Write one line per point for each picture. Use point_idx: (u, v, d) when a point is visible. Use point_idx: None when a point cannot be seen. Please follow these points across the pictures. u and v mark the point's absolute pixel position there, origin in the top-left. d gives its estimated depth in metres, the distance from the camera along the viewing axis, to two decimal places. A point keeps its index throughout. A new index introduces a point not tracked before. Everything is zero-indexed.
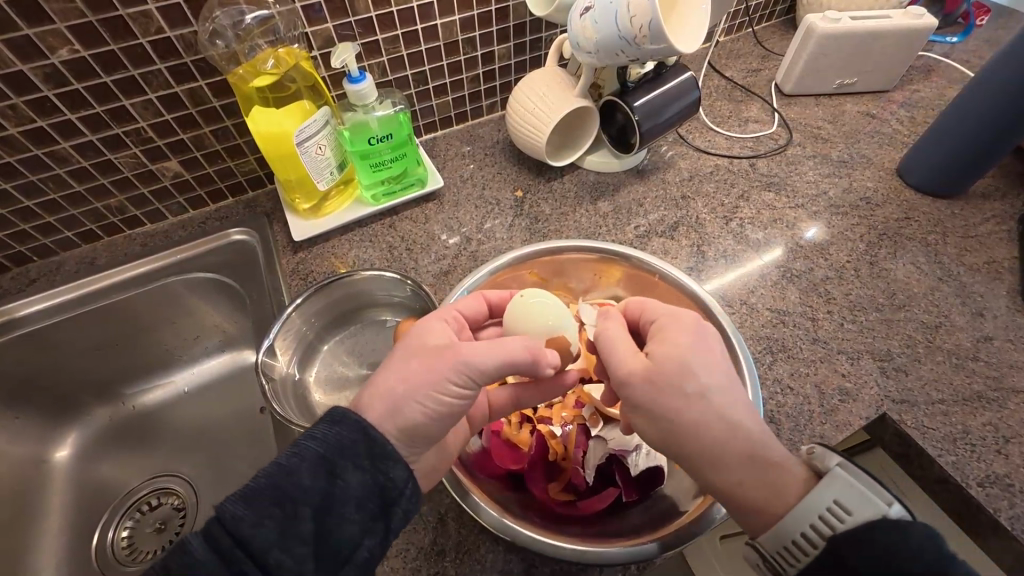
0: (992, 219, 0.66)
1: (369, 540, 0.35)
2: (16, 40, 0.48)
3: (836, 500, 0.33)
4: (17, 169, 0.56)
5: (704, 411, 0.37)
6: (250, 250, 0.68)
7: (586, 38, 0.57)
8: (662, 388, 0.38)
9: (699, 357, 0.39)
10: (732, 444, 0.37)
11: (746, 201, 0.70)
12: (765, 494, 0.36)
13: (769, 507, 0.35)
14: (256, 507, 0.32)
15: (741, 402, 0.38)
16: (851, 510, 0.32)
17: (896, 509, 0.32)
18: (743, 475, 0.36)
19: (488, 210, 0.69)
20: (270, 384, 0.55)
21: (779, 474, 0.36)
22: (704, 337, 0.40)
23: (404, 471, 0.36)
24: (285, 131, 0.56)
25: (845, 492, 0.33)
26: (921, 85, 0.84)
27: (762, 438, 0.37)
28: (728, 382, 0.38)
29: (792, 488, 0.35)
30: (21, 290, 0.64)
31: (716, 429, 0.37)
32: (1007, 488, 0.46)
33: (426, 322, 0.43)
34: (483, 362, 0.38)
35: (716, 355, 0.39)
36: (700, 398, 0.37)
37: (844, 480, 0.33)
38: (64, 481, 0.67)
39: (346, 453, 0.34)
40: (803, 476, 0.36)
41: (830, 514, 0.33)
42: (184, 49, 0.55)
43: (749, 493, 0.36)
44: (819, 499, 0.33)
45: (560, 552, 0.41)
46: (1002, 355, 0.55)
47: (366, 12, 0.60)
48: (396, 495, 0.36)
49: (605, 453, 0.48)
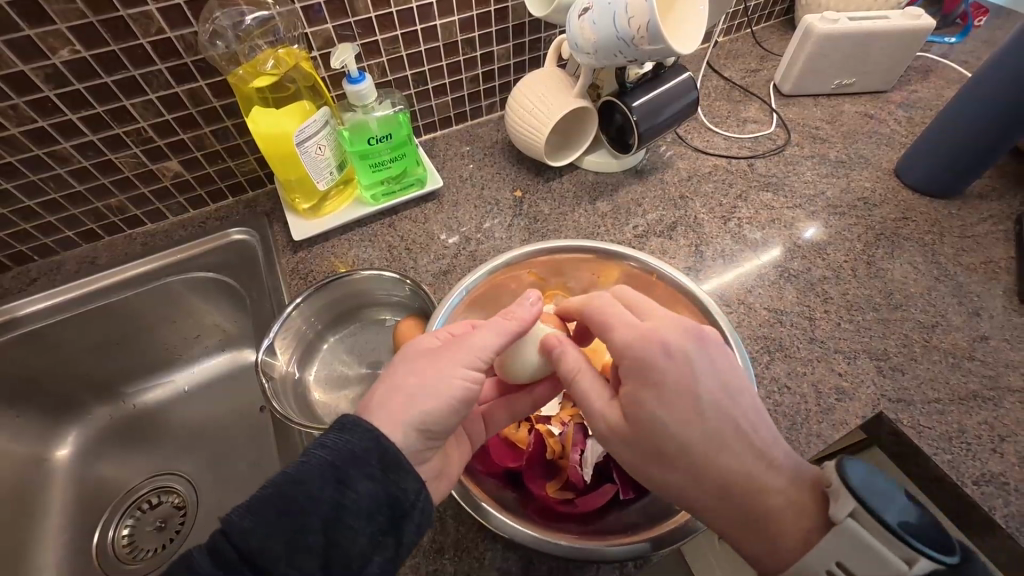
0: (989, 220, 0.66)
1: (380, 556, 0.34)
2: (18, 41, 0.48)
3: (839, 561, 0.32)
4: (19, 169, 0.56)
5: (682, 471, 0.37)
6: (249, 249, 0.68)
7: (586, 39, 0.57)
8: (637, 451, 0.39)
9: (665, 407, 0.37)
10: (721, 499, 0.36)
11: (744, 201, 0.70)
12: (764, 546, 0.35)
13: (768, 561, 0.35)
14: (260, 518, 0.32)
15: (725, 448, 0.36)
16: (856, 570, 0.31)
17: (918, 567, 0.29)
18: (737, 529, 0.36)
19: (487, 211, 0.70)
20: (269, 383, 0.55)
21: (779, 528, 0.35)
22: (667, 378, 0.37)
23: (415, 482, 0.36)
24: (285, 132, 0.56)
25: (848, 553, 0.31)
26: (919, 85, 0.84)
27: (753, 487, 0.36)
28: (709, 432, 0.36)
29: (792, 543, 0.34)
30: (22, 289, 0.64)
31: (698, 485, 0.37)
32: (1003, 486, 0.47)
33: (418, 339, 0.43)
34: (485, 342, 0.41)
35: (687, 398, 0.37)
36: (677, 460, 0.37)
37: (850, 536, 0.31)
38: (63, 480, 0.67)
39: (356, 462, 0.34)
40: (805, 527, 0.34)
41: (834, 572, 0.32)
42: (184, 50, 0.55)
43: (750, 546, 0.36)
44: (821, 558, 0.33)
45: (556, 549, 0.41)
46: (998, 355, 0.55)
47: (366, 12, 0.60)
48: (407, 507, 0.35)
49: (603, 451, 0.47)
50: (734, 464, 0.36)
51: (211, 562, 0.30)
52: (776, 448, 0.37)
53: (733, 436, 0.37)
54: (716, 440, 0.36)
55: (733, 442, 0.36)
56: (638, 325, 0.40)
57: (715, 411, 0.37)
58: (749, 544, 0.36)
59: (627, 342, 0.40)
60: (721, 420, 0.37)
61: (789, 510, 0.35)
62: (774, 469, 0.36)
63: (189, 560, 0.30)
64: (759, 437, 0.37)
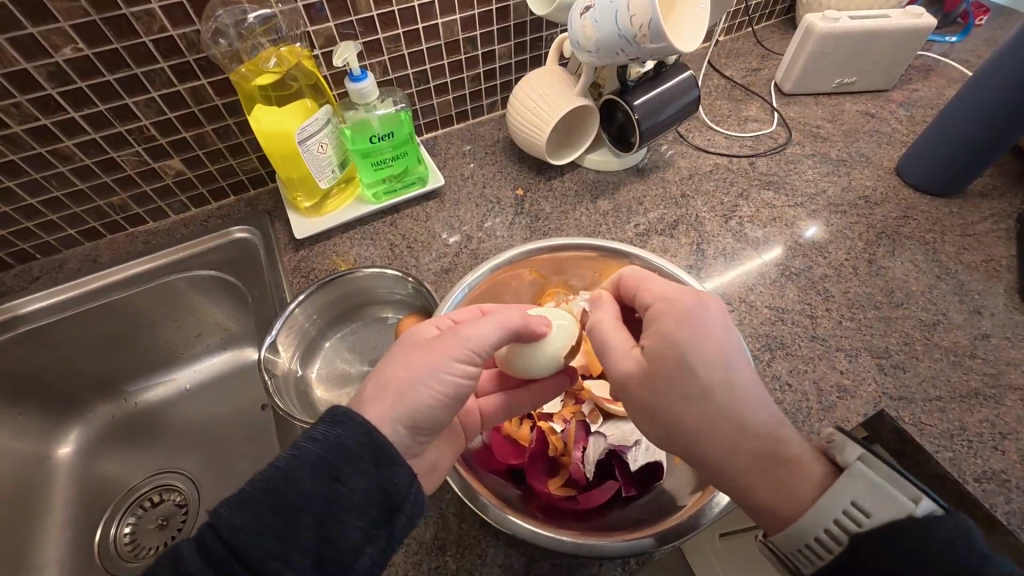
0: (991, 218, 0.66)
1: (371, 547, 0.34)
2: (20, 40, 0.48)
3: (854, 502, 0.31)
4: (20, 167, 0.56)
5: (704, 412, 0.36)
6: (251, 247, 0.68)
7: (587, 37, 0.57)
8: (660, 391, 0.38)
9: (696, 348, 0.37)
10: (738, 443, 0.36)
11: (745, 200, 0.71)
12: (776, 494, 0.34)
13: (781, 508, 0.34)
14: (253, 515, 0.31)
15: (744, 396, 0.36)
16: (871, 510, 0.31)
17: (923, 505, 0.30)
18: (752, 476, 0.35)
19: (488, 209, 0.70)
20: (272, 379, 0.55)
21: (795, 474, 0.34)
22: (701, 324, 0.38)
23: (408, 474, 0.36)
24: (286, 130, 0.56)
25: (862, 492, 0.31)
26: (920, 85, 0.84)
27: (772, 434, 0.36)
28: (735, 378, 0.37)
29: (806, 491, 0.34)
30: (24, 287, 0.64)
31: (716, 429, 0.36)
32: (1004, 483, 0.47)
33: (420, 327, 0.43)
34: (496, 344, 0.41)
35: (716, 342, 0.37)
36: (702, 399, 0.36)
37: (861, 475, 0.31)
38: (65, 478, 0.67)
39: (348, 458, 0.34)
40: (820, 473, 0.34)
41: (850, 513, 0.31)
42: (186, 48, 0.55)
43: (763, 496, 0.35)
44: (836, 499, 0.32)
45: (559, 543, 0.41)
46: (999, 353, 0.55)
47: (367, 11, 0.60)
48: (401, 500, 0.35)
49: (604, 447, 0.49)
50: (754, 412, 0.36)
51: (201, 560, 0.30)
52: None
53: (753, 388, 0.37)
54: (738, 385, 0.37)
55: (752, 392, 0.37)
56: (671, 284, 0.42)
57: (738, 360, 0.38)
58: (762, 493, 0.35)
59: (664, 294, 0.41)
60: (743, 370, 0.37)
61: (804, 459, 0.35)
62: (789, 424, 0.37)
63: (184, 555, 0.30)
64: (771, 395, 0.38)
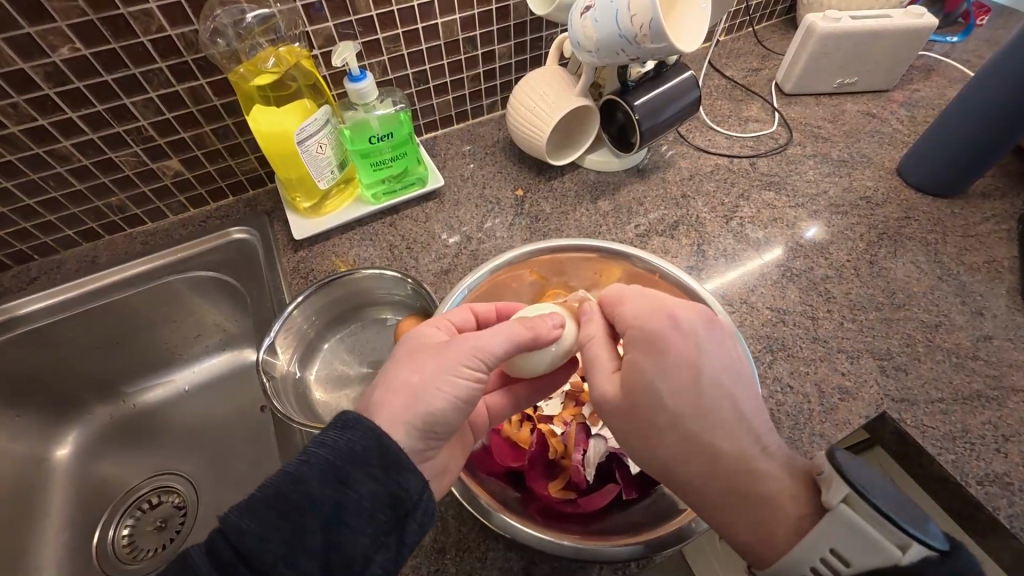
0: (992, 219, 0.66)
1: (381, 556, 0.34)
2: (17, 39, 0.48)
3: (833, 549, 0.31)
4: (18, 167, 0.56)
5: (675, 441, 0.37)
6: (249, 248, 0.68)
7: (587, 37, 0.57)
8: (630, 424, 0.39)
9: (667, 379, 0.37)
10: (712, 476, 0.36)
11: (746, 200, 0.70)
12: (754, 534, 0.35)
13: (758, 547, 0.35)
14: (260, 516, 0.31)
15: (720, 426, 0.37)
16: (851, 557, 0.30)
17: (911, 553, 0.29)
18: (731, 513, 0.36)
19: (487, 210, 0.69)
20: (270, 382, 0.55)
21: (771, 512, 0.35)
22: (673, 352, 0.38)
23: (419, 481, 0.35)
24: (286, 131, 0.56)
25: (843, 540, 0.30)
26: (921, 85, 0.84)
27: (746, 467, 0.36)
28: (705, 404, 0.37)
29: (783, 532, 0.34)
30: (21, 288, 0.64)
31: (690, 461, 0.37)
32: (1006, 486, 0.46)
33: (417, 330, 0.44)
34: (492, 347, 0.40)
35: (690, 372, 0.37)
36: (670, 431, 0.37)
37: (841, 523, 0.30)
38: (63, 480, 0.67)
39: (356, 460, 0.34)
40: (798, 514, 0.34)
41: (829, 560, 0.31)
42: (184, 48, 0.55)
43: (742, 532, 0.36)
44: (814, 546, 0.32)
45: (559, 548, 0.40)
46: (1001, 354, 0.55)
47: (366, 10, 0.60)
48: (410, 507, 0.35)
49: (605, 451, 0.48)
50: (729, 443, 0.36)
51: (207, 564, 0.30)
52: (770, 435, 0.38)
53: (729, 417, 0.37)
54: (713, 414, 0.37)
55: (729, 421, 0.37)
56: (647, 304, 0.41)
57: (714, 388, 0.37)
58: (741, 531, 0.36)
59: (633, 320, 0.41)
60: (720, 395, 0.37)
61: (782, 496, 0.35)
62: (767, 453, 0.36)
63: (192, 559, 0.30)
64: (755, 421, 0.38)
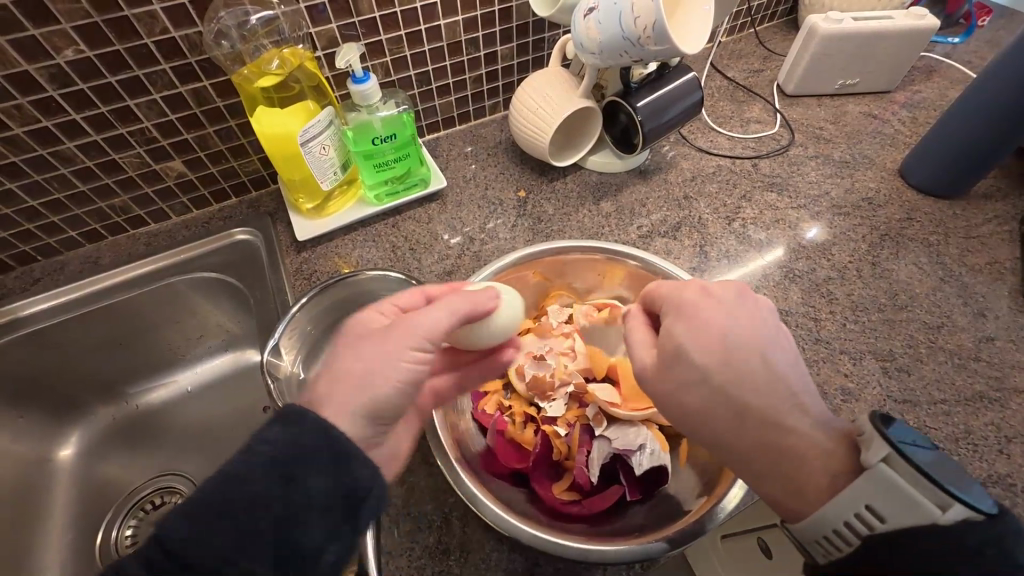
0: (994, 220, 0.66)
1: (335, 545, 0.34)
2: (22, 41, 0.48)
3: (867, 506, 0.31)
4: (21, 168, 0.56)
5: (704, 399, 0.37)
6: (253, 249, 0.68)
7: (591, 38, 0.57)
8: (662, 386, 0.39)
9: (697, 340, 0.37)
10: (744, 434, 0.36)
11: (748, 201, 0.70)
12: (787, 490, 0.35)
13: (791, 503, 0.35)
14: (262, 516, 0.31)
15: (755, 384, 0.36)
16: (886, 514, 0.30)
17: (951, 512, 0.28)
18: (763, 471, 0.36)
19: (490, 211, 0.69)
20: (275, 383, 0.55)
21: (805, 467, 0.34)
22: (705, 316, 0.38)
23: (370, 471, 0.35)
24: (290, 133, 0.56)
25: (880, 496, 0.30)
26: (922, 86, 0.84)
27: (781, 425, 0.35)
28: (739, 365, 0.36)
29: (817, 489, 0.34)
30: (25, 289, 0.64)
31: (722, 417, 0.37)
32: (1009, 488, 0.47)
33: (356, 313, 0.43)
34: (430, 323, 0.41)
35: (721, 333, 0.37)
36: (701, 387, 0.37)
37: (879, 482, 0.30)
38: (67, 481, 0.67)
39: (307, 460, 0.33)
40: (833, 472, 0.34)
41: (863, 517, 0.31)
42: (189, 50, 0.55)
43: (774, 487, 0.36)
44: (848, 502, 0.31)
45: (565, 551, 0.40)
46: (1004, 356, 0.55)
47: (370, 12, 0.60)
48: (363, 496, 0.34)
49: (609, 451, 0.48)
50: (763, 400, 0.36)
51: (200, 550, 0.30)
52: (810, 398, 0.37)
53: (766, 376, 0.36)
54: (749, 373, 0.36)
55: (766, 380, 0.36)
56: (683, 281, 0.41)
57: (751, 349, 0.37)
58: (773, 487, 0.36)
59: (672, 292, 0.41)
60: (755, 356, 0.37)
61: (817, 454, 0.34)
62: (802, 411, 0.36)
63: None
64: (800, 386, 0.37)
